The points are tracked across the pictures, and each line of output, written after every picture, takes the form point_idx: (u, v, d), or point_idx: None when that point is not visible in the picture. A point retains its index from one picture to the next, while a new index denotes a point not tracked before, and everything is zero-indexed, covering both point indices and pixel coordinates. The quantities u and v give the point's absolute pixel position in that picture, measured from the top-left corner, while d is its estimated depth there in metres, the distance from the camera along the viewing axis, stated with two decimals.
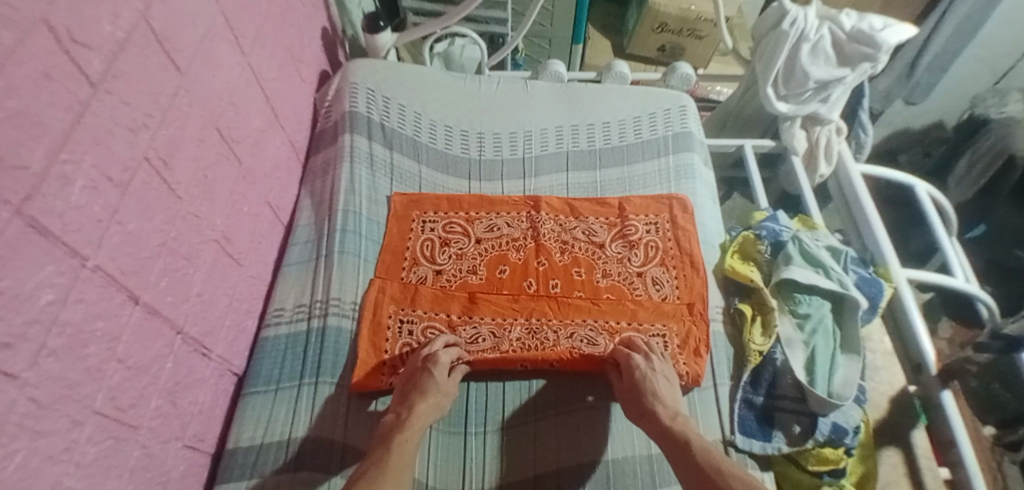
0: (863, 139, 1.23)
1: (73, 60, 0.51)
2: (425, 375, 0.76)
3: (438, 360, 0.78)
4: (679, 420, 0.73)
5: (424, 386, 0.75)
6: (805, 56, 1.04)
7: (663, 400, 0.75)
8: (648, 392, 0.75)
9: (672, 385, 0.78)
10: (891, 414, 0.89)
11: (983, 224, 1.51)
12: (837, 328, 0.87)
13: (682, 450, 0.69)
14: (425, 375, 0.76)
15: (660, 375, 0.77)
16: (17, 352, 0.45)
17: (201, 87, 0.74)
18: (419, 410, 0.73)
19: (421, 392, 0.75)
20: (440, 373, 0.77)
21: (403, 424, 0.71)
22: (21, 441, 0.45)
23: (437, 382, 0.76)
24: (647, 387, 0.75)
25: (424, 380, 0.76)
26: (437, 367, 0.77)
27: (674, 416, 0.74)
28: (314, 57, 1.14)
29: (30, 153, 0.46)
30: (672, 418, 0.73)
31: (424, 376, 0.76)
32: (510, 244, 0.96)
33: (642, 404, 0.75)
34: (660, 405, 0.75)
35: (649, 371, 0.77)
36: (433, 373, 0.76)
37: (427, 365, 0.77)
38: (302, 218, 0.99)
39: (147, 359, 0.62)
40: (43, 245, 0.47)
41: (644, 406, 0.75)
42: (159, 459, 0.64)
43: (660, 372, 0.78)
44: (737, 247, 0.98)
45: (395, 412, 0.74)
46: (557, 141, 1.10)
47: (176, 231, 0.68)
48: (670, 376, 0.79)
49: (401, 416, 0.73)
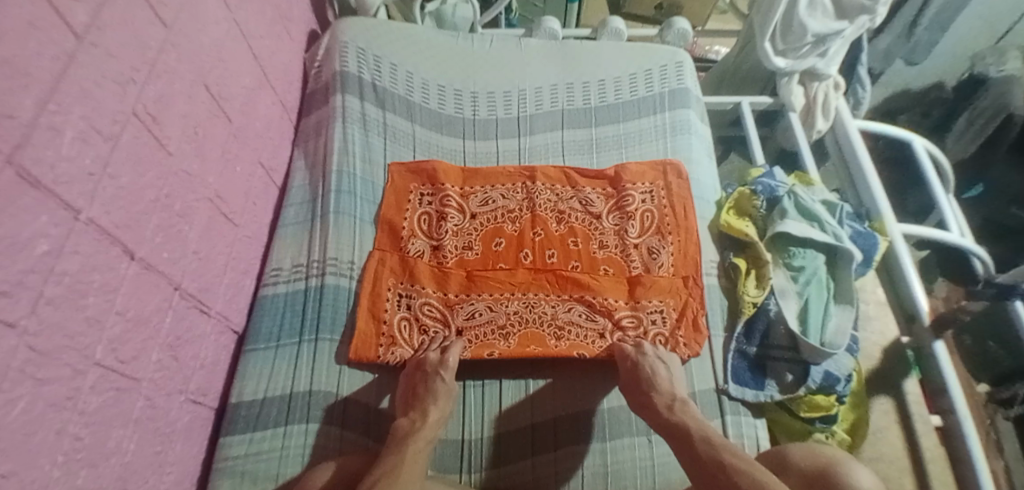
0: (861, 96, 1.23)
1: (58, 11, 0.50)
2: (433, 378, 0.75)
3: (448, 365, 0.76)
4: (678, 408, 0.72)
5: (435, 391, 0.74)
6: (803, 9, 1.02)
7: (658, 387, 0.74)
8: (647, 382, 0.74)
9: (670, 367, 0.78)
10: (882, 365, 0.89)
11: (981, 183, 1.49)
12: (830, 279, 0.88)
13: (684, 441, 0.68)
14: (436, 380, 0.75)
15: (653, 359, 0.77)
16: (16, 299, 0.45)
17: (188, 43, 0.73)
18: (431, 420, 0.72)
19: (433, 398, 0.74)
20: (450, 376, 0.76)
21: (416, 433, 0.70)
22: (24, 387, 0.46)
23: (446, 384, 0.75)
24: (644, 376, 0.75)
25: (435, 385, 0.75)
26: (447, 371, 0.76)
27: (671, 405, 0.73)
28: (301, 17, 1.12)
29: (19, 103, 0.46)
30: (670, 408, 0.72)
31: (434, 381, 0.75)
32: (506, 216, 0.95)
33: (642, 396, 0.74)
34: (656, 394, 0.74)
35: (640, 356, 0.77)
36: (444, 377, 0.75)
37: (437, 369, 0.76)
38: (296, 180, 0.99)
39: (146, 312, 0.63)
40: (35, 195, 0.47)
41: (644, 398, 0.74)
42: (163, 411, 0.66)
43: (652, 353, 0.78)
44: (732, 203, 0.99)
45: (407, 418, 0.73)
46: (552, 99, 1.09)
47: (169, 187, 0.68)
48: (666, 358, 0.79)
49: (414, 424, 0.71)
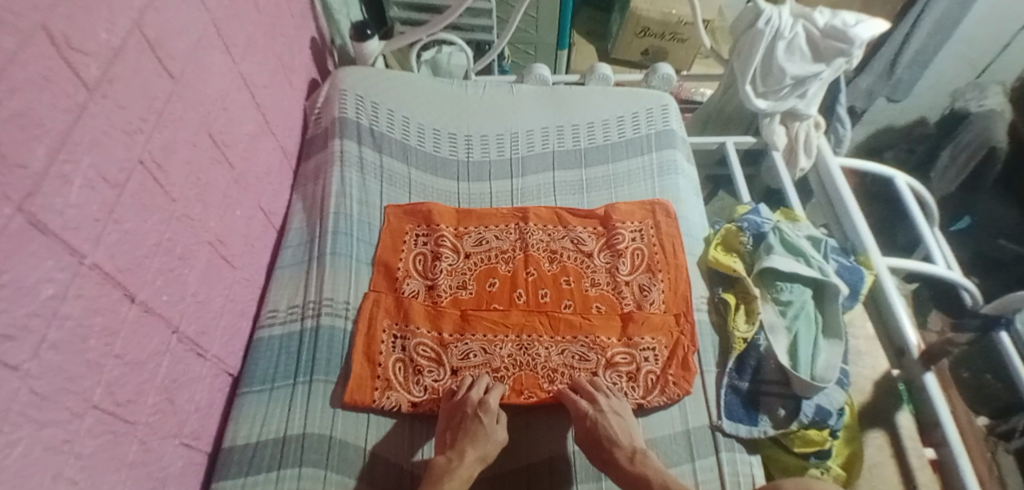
0: (842, 133, 1.27)
1: (72, 66, 0.54)
2: (473, 420, 0.75)
3: (488, 406, 0.77)
4: (639, 460, 0.74)
5: (473, 433, 0.75)
6: (782, 54, 1.07)
7: (619, 442, 0.75)
8: (608, 439, 0.75)
9: (623, 417, 0.79)
10: (874, 397, 0.91)
11: (967, 216, 1.52)
12: (818, 314, 0.89)
13: None
14: (474, 422, 0.75)
15: (610, 415, 0.77)
16: (20, 344, 0.46)
17: (194, 93, 0.76)
18: (468, 459, 0.73)
19: (471, 439, 0.74)
20: (489, 420, 0.76)
21: (453, 472, 0.72)
22: (23, 430, 0.47)
23: (486, 428, 0.75)
24: (602, 434, 0.75)
25: (475, 427, 0.75)
26: (487, 414, 0.77)
27: (632, 456, 0.74)
28: (302, 67, 1.17)
29: (32, 153, 0.48)
30: (631, 460, 0.74)
31: (474, 423, 0.75)
32: (499, 257, 0.97)
33: (601, 451, 0.75)
34: (616, 448, 0.75)
35: (598, 416, 0.76)
36: (483, 420, 0.75)
37: (477, 411, 0.76)
38: (294, 222, 1.02)
39: (144, 356, 0.64)
40: (43, 241, 0.49)
41: (605, 453, 0.75)
42: (158, 455, 0.66)
43: (608, 410, 0.78)
44: (719, 239, 1.01)
45: (445, 455, 0.75)
46: (544, 142, 1.13)
47: (171, 231, 0.70)
48: (620, 409, 0.79)
49: (452, 462, 0.73)
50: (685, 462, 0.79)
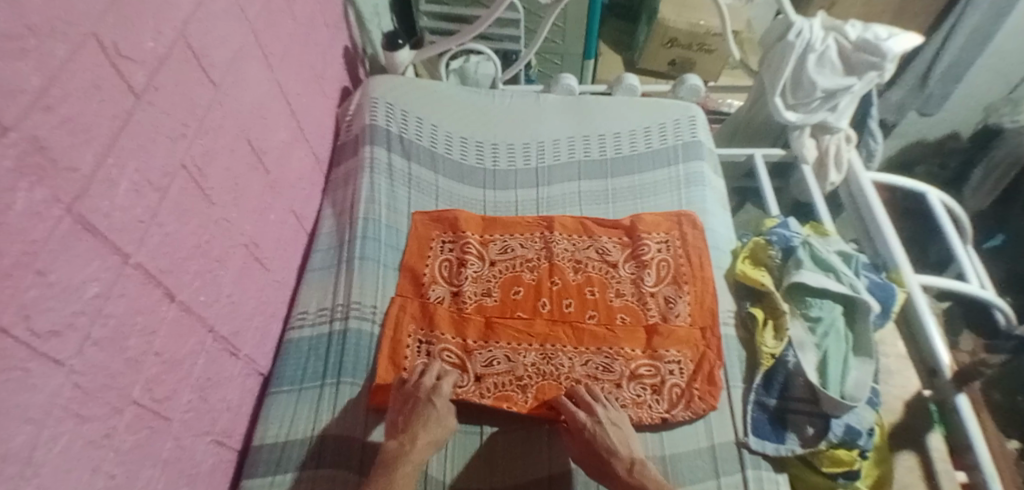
0: (872, 147, 1.25)
1: (120, 73, 0.56)
2: (426, 405, 0.76)
3: (441, 391, 0.79)
4: (637, 472, 0.73)
5: (425, 417, 0.75)
6: (812, 67, 1.06)
7: (618, 453, 0.74)
8: (607, 451, 0.74)
9: (621, 428, 0.78)
10: (904, 418, 0.88)
11: (1001, 233, 1.47)
12: (848, 331, 0.88)
13: None
14: (426, 406, 0.76)
15: (608, 426, 0.76)
16: (66, 340, 0.48)
17: (233, 100, 0.79)
18: (420, 443, 0.73)
19: (422, 422, 0.75)
20: (441, 403, 0.77)
21: (407, 456, 0.72)
22: (66, 423, 0.49)
23: (438, 412, 0.76)
24: (601, 445, 0.74)
25: (426, 410, 0.76)
26: (439, 398, 0.78)
27: (632, 467, 0.74)
28: (335, 75, 1.20)
29: (81, 157, 0.50)
30: (629, 470, 0.74)
31: (426, 408, 0.76)
32: (524, 265, 0.97)
33: (598, 463, 0.74)
34: (616, 461, 0.74)
35: (597, 427, 0.75)
36: (437, 404, 0.77)
37: (429, 396, 0.78)
38: (324, 227, 1.04)
39: (180, 355, 0.66)
40: (91, 242, 0.51)
41: (604, 466, 0.74)
42: (190, 451, 0.68)
43: (608, 421, 0.77)
44: (747, 252, 1.00)
45: (395, 440, 0.75)
46: (569, 151, 1.14)
47: (209, 234, 0.72)
48: (618, 419, 0.79)
49: (403, 446, 0.73)
50: (709, 478, 0.78)
